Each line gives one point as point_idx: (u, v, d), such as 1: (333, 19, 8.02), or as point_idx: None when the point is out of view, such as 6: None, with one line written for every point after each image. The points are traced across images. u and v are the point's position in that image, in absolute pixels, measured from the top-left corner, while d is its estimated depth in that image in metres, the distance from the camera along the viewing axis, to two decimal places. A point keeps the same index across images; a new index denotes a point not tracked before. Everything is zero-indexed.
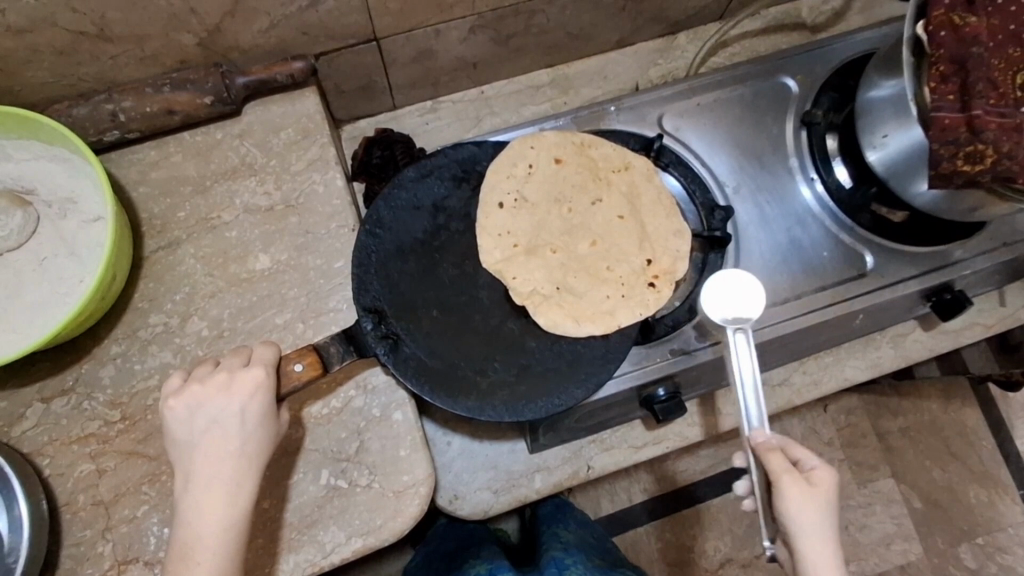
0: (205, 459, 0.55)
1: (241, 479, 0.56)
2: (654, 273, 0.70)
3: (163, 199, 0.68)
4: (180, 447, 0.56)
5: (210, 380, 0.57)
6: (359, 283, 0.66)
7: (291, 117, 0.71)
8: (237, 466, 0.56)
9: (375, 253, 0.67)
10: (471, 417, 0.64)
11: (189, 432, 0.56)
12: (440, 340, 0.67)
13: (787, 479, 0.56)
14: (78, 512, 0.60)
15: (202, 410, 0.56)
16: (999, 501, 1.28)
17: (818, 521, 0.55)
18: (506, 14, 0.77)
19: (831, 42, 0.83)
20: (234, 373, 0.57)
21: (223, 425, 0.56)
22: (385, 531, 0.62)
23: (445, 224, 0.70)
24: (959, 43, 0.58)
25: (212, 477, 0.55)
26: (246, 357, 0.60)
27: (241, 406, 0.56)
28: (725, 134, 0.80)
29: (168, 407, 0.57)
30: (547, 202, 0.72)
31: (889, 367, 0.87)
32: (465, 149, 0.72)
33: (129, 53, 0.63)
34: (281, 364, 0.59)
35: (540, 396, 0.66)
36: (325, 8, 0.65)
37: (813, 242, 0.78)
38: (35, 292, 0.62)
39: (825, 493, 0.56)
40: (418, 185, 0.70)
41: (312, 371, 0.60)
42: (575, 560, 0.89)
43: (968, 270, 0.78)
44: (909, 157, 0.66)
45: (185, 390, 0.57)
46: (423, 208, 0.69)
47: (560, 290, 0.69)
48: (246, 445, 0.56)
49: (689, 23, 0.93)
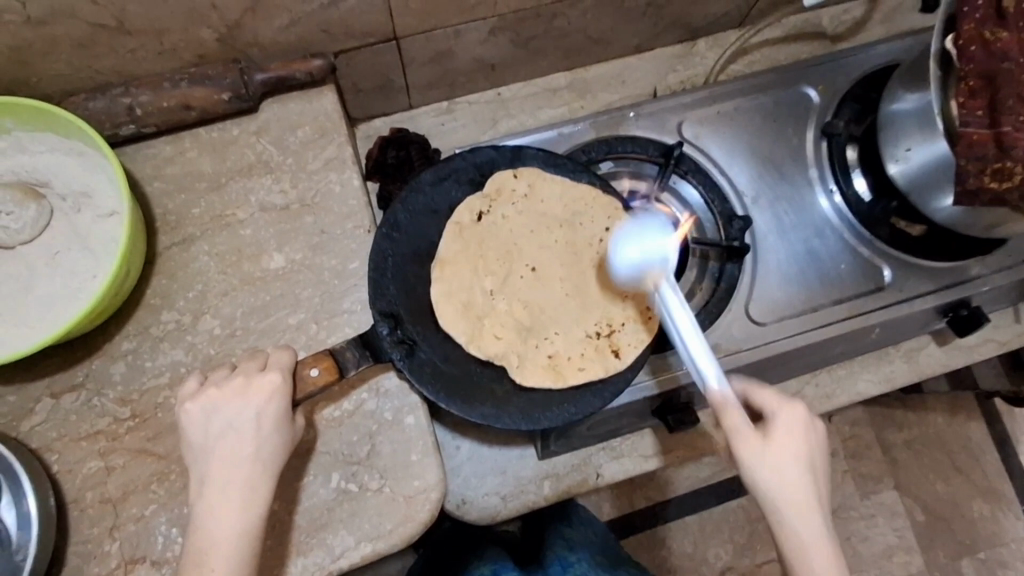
0: (220, 463, 0.55)
1: (255, 484, 0.55)
2: (614, 348, 0.70)
3: (177, 195, 0.68)
4: (193, 450, 0.56)
5: (227, 384, 0.57)
6: (375, 289, 0.65)
7: (308, 115, 0.71)
8: (251, 471, 0.55)
9: (391, 256, 0.67)
10: (488, 423, 0.65)
11: (204, 438, 0.56)
12: (454, 347, 0.68)
13: (746, 439, 0.54)
14: (86, 509, 0.60)
15: (217, 414, 0.56)
16: (1002, 515, 1.28)
17: (799, 478, 0.53)
18: (527, 17, 0.76)
19: (853, 53, 0.82)
20: (252, 377, 0.57)
21: (238, 428, 0.55)
22: (394, 536, 0.62)
23: (460, 224, 0.70)
24: (989, 59, 0.57)
25: (227, 481, 0.54)
26: (263, 361, 0.59)
27: (257, 411, 0.56)
28: (744, 143, 0.80)
29: (184, 410, 0.56)
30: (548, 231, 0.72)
31: (902, 382, 0.85)
32: (483, 152, 0.72)
33: (148, 46, 0.63)
34: (297, 369, 0.59)
35: (555, 403, 0.67)
36: (347, 6, 0.64)
37: (831, 254, 0.77)
38: (48, 286, 0.61)
39: (786, 445, 0.54)
40: (434, 188, 0.70)
41: (327, 376, 0.59)
42: (580, 557, 0.93)
43: (985, 286, 0.77)
44: (932, 171, 0.66)
45: (202, 394, 0.56)
46: (440, 212, 0.70)
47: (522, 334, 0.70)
48: (260, 450, 0.55)
49: (709, 29, 0.92)
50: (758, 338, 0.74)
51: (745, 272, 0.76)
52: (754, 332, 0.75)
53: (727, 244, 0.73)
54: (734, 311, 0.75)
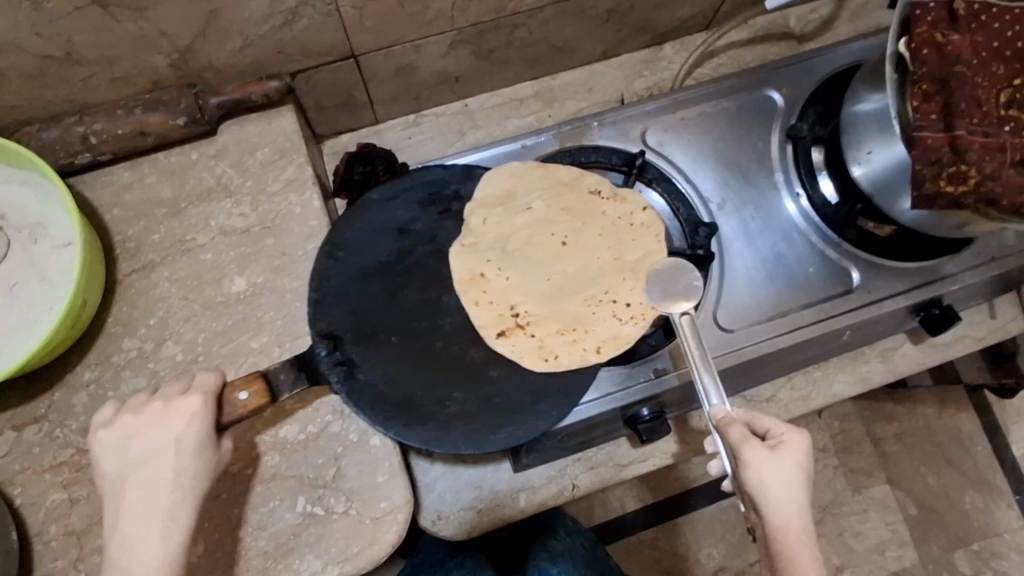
0: (135, 493, 0.53)
1: (174, 514, 0.53)
2: (543, 352, 0.68)
3: (137, 222, 0.68)
4: (108, 482, 0.54)
5: (144, 410, 0.56)
6: (317, 308, 0.65)
7: (267, 136, 0.71)
8: (171, 500, 0.53)
9: (335, 278, 0.67)
10: (428, 449, 0.63)
11: (119, 466, 0.54)
12: (397, 368, 0.66)
13: (748, 445, 0.54)
14: (50, 542, 0.59)
15: (135, 440, 0.55)
16: (995, 506, 1.27)
17: (794, 491, 0.52)
18: (487, 29, 0.76)
19: (818, 54, 0.82)
20: (171, 401, 0.56)
21: (155, 457, 0.54)
22: (361, 559, 0.61)
23: (409, 248, 0.70)
24: (941, 62, 0.57)
25: (142, 507, 0.53)
26: (185, 385, 0.58)
27: (176, 436, 0.55)
28: (709, 149, 0.79)
29: (98, 439, 0.55)
30: (598, 241, 0.72)
31: (878, 382, 0.85)
32: (432, 171, 0.72)
33: (99, 75, 0.62)
34: (224, 392, 0.58)
35: (503, 425, 0.64)
36: (300, 27, 0.64)
37: (798, 258, 0.77)
38: (5, 319, 0.61)
39: (787, 461, 0.53)
40: (382, 207, 0.70)
41: (257, 400, 0.58)
42: (561, 570, 0.91)
43: (956, 285, 0.76)
44: (893, 174, 0.65)
45: (118, 422, 0.56)
46: (388, 230, 0.69)
47: (503, 270, 0.71)
48: (177, 480, 0.54)
49: (675, 33, 0.92)
50: (724, 345, 0.74)
51: (712, 279, 0.76)
52: (723, 338, 0.74)
53: (692, 252, 0.72)
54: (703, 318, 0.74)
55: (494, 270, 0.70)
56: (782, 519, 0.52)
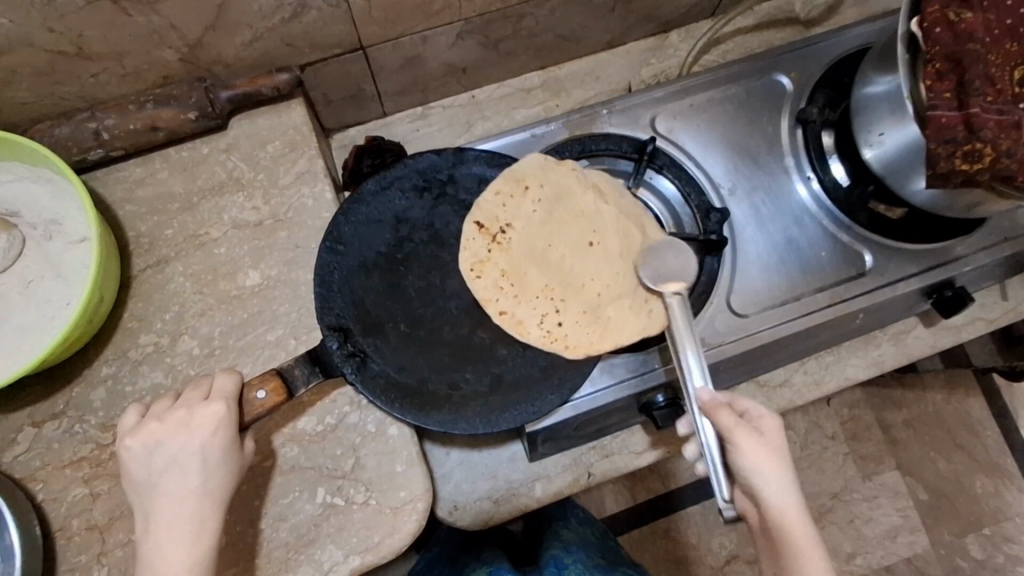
0: (166, 499, 0.54)
1: (206, 515, 0.55)
2: (521, 323, 0.68)
3: (150, 217, 0.68)
4: (137, 489, 0.55)
5: (169, 417, 0.56)
6: (322, 302, 0.65)
7: (278, 129, 0.71)
8: (199, 503, 0.54)
9: (337, 270, 0.66)
10: (445, 430, 0.64)
11: (147, 473, 0.55)
12: (407, 355, 0.66)
13: (744, 431, 0.56)
14: (73, 537, 0.60)
15: (161, 450, 0.55)
16: (1006, 489, 1.27)
17: (783, 467, 0.56)
18: (494, 19, 0.76)
19: (825, 38, 0.82)
20: (195, 409, 0.56)
21: (182, 464, 0.55)
22: (383, 548, 0.61)
23: (408, 235, 0.69)
24: (954, 39, 0.57)
25: (172, 514, 0.54)
26: (206, 389, 0.58)
27: (201, 444, 0.55)
28: (718, 135, 0.79)
29: (125, 448, 0.55)
30: (599, 248, 0.69)
31: (891, 365, 0.84)
32: (425, 158, 0.70)
33: (110, 70, 0.62)
34: (244, 393, 0.59)
35: (515, 404, 0.65)
36: (308, 19, 0.64)
37: (811, 242, 0.77)
38: (22, 317, 0.61)
39: (773, 439, 0.57)
40: (378, 198, 0.69)
41: (275, 397, 0.59)
42: (576, 559, 0.88)
43: (968, 267, 0.76)
44: (907, 153, 0.65)
45: (143, 429, 0.56)
46: (385, 221, 0.68)
47: (541, 203, 0.70)
48: (206, 484, 0.55)
49: (680, 21, 0.92)
50: (741, 331, 0.74)
51: (725, 264, 0.75)
52: (737, 323, 0.74)
53: (704, 237, 0.71)
54: (716, 303, 0.74)
55: (530, 197, 0.70)
56: (780, 494, 0.55)
